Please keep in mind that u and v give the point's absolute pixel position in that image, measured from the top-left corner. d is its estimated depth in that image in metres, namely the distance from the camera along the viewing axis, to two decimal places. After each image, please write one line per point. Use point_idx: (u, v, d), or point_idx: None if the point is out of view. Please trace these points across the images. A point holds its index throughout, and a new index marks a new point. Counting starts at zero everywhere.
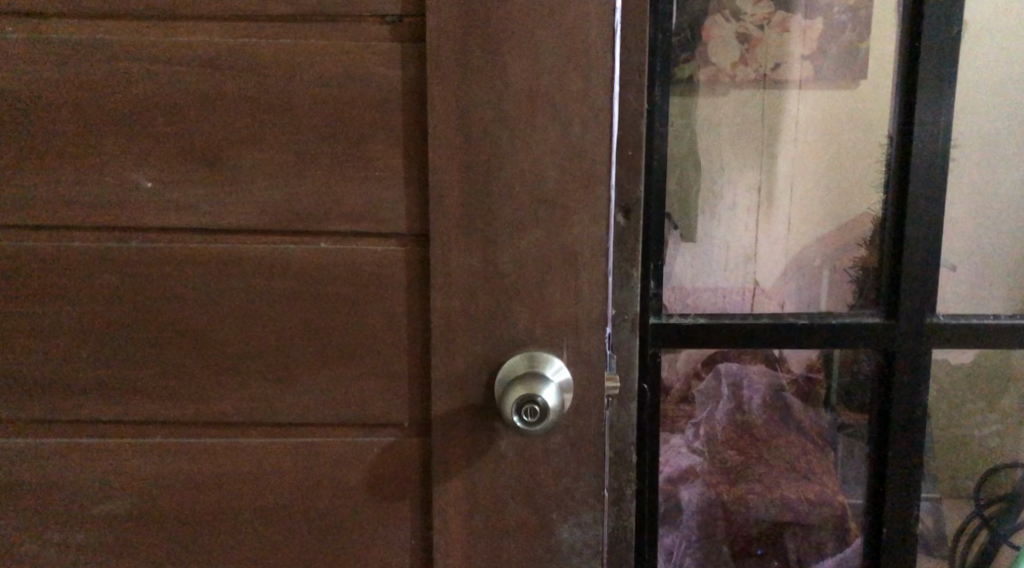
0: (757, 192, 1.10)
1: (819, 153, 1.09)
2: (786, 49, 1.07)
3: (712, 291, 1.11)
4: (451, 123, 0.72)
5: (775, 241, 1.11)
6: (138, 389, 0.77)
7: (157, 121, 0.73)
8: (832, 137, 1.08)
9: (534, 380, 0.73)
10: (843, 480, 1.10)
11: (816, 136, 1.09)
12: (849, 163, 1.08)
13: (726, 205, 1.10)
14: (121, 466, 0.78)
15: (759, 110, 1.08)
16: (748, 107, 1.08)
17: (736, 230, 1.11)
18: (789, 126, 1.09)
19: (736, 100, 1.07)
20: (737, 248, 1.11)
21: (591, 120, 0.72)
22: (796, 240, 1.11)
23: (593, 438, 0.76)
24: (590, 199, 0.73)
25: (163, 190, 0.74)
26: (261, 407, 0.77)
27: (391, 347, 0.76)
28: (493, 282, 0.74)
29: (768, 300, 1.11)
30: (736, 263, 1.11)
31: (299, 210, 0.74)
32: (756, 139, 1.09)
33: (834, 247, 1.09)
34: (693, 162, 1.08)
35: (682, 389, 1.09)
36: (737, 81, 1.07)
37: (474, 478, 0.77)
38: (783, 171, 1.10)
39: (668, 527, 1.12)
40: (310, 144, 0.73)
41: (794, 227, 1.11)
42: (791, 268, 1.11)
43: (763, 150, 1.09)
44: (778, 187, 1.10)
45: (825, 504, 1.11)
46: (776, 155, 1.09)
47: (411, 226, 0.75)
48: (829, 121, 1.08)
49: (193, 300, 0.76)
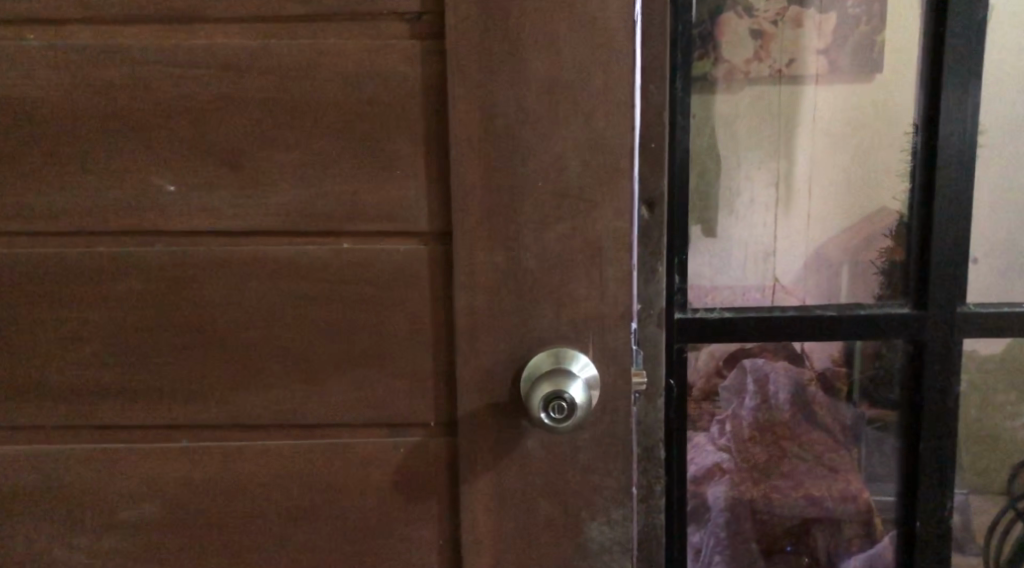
0: (774, 188, 1.10)
1: (837, 149, 1.08)
2: (800, 43, 1.08)
3: (731, 287, 1.10)
4: (472, 119, 0.72)
5: (793, 239, 1.11)
6: (165, 394, 0.77)
7: (177, 123, 0.73)
8: (849, 133, 1.08)
9: (560, 376, 0.72)
10: (870, 477, 1.09)
11: (832, 133, 1.08)
12: (869, 157, 1.07)
13: (744, 202, 1.10)
14: (148, 471, 0.78)
15: (776, 107, 1.09)
16: (764, 103, 1.08)
17: (755, 227, 1.11)
18: (805, 122, 1.09)
19: (753, 95, 1.08)
20: (756, 245, 1.11)
21: (613, 113, 0.72)
22: (816, 235, 1.11)
23: (621, 434, 0.75)
24: (614, 193, 0.73)
25: (186, 193, 0.74)
26: (288, 410, 0.77)
27: (416, 346, 0.76)
28: (517, 278, 0.74)
29: (788, 297, 1.11)
30: (755, 260, 1.11)
31: (321, 210, 0.74)
32: (774, 133, 1.09)
33: (855, 241, 1.09)
34: (714, 155, 1.07)
35: (707, 382, 1.07)
36: (755, 77, 1.08)
37: (501, 476, 0.76)
38: (802, 167, 1.09)
39: (696, 526, 1.10)
40: (331, 144, 0.73)
41: (813, 224, 1.11)
42: (810, 265, 1.11)
43: (780, 144, 1.09)
44: (796, 184, 1.10)
45: (851, 499, 1.10)
46: (794, 149, 1.09)
47: (434, 224, 0.74)
48: (846, 116, 1.08)
49: (216, 303, 0.76)
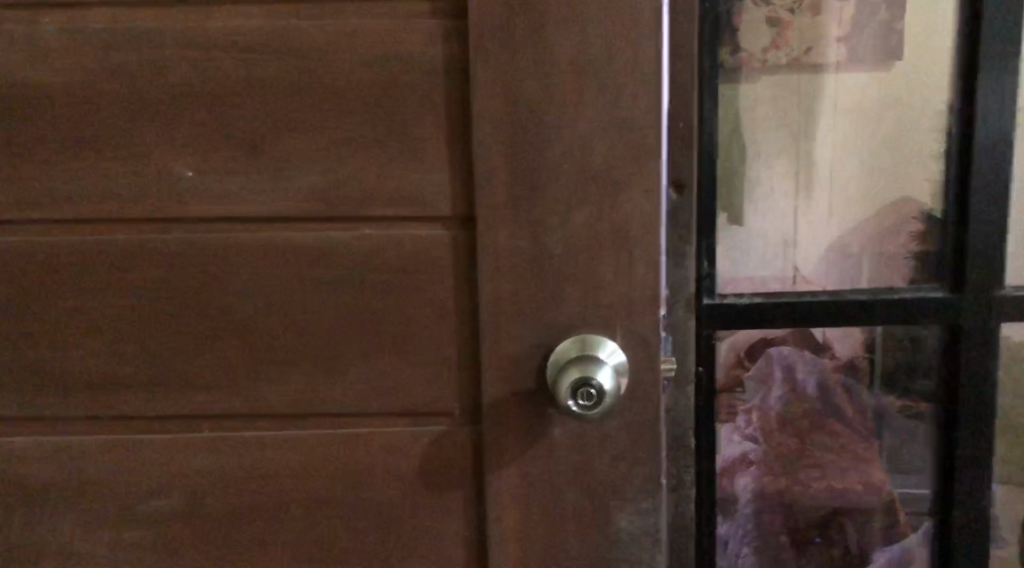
0: (795, 176, 1.05)
1: (858, 137, 1.04)
2: (820, 28, 1.02)
3: (752, 280, 1.05)
4: (496, 100, 0.70)
5: (814, 228, 1.07)
6: (185, 383, 0.76)
7: (195, 108, 0.72)
8: (873, 117, 1.04)
9: (588, 362, 0.70)
10: (903, 465, 1.07)
11: (853, 121, 1.04)
12: (896, 141, 1.04)
13: (763, 192, 1.05)
14: (169, 462, 0.77)
15: (795, 94, 1.03)
16: (783, 90, 1.03)
17: (774, 218, 1.06)
18: (826, 109, 1.04)
19: (773, 82, 1.03)
20: (775, 235, 1.06)
21: (641, 92, 0.70)
22: (838, 223, 1.07)
23: (650, 422, 0.74)
24: (641, 174, 0.71)
25: (204, 178, 0.73)
26: (310, 399, 0.76)
27: (439, 334, 0.74)
28: (542, 264, 0.72)
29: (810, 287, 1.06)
30: (775, 250, 1.06)
31: (342, 195, 0.73)
32: (793, 121, 1.04)
33: (881, 227, 1.06)
34: (738, 142, 1.03)
35: (733, 371, 1.04)
36: (770, 66, 1.02)
37: (527, 466, 0.75)
38: (822, 155, 1.05)
39: (724, 518, 1.08)
40: (352, 127, 0.72)
41: (835, 211, 1.06)
42: (831, 255, 1.07)
43: (799, 134, 1.04)
44: (817, 171, 1.05)
45: (878, 491, 1.08)
46: (813, 139, 1.04)
47: (457, 208, 0.73)
48: (869, 101, 1.03)
49: (235, 291, 0.74)
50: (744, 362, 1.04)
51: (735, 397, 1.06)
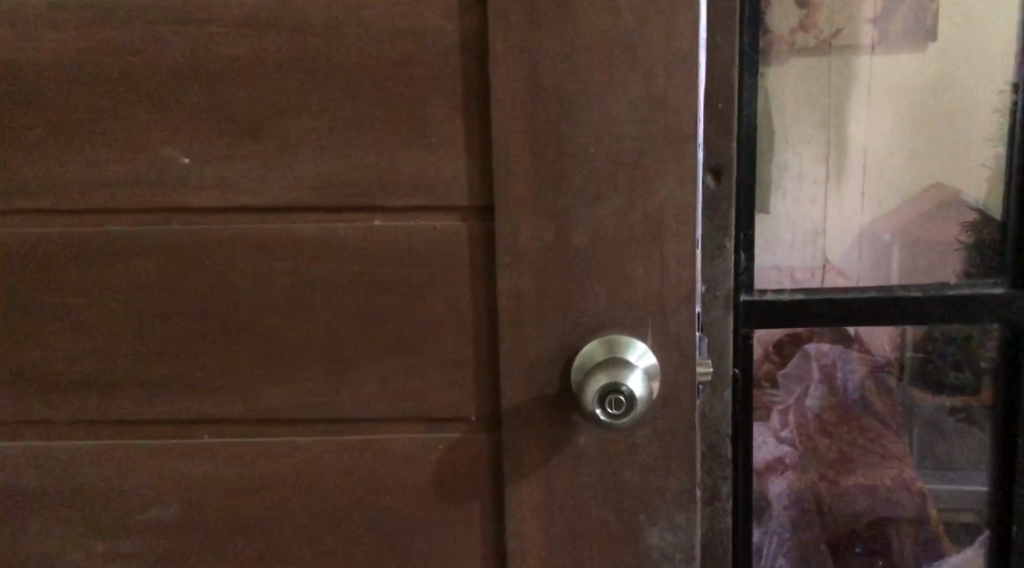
0: (824, 163, 1.00)
1: (893, 122, 0.98)
2: (850, 11, 0.96)
3: (779, 269, 0.99)
4: (517, 78, 0.64)
5: (845, 216, 1.01)
6: (183, 386, 0.71)
7: (193, 88, 0.67)
8: (912, 101, 0.97)
9: (617, 366, 0.64)
10: (959, 472, 1.00)
11: (888, 105, 0.98)
12: (937, 126, 0.97)
13: (791, 179, 0.99)
14: (167, 470, 0.72)
15: (825, 76, 0.97)
16: (813, 71, 0.97)
17: (803, 205, 1.00)
18: (859, 92, 0.98)
19: (804, 66, 0.96)
20: (804, 224, 1.01)
21: (677, 70, 0.64)
22: (870, 210, 1.00)
23: (684, 431, 0.68)
24: (676, 160, 0.65)
25: (202, 166, 0.67)
26: (317, 403, 0.70)
27: (455, 333, 0.69)
28: (567, 259, 0.66)
29: (841, 279, 1.01)
30: (803, 240, 1.00)
31: (350, 183, 0.67)
32: (824, 106, 0.98)
33: (922, 216, 0.99)
34: (767, 126, 0.97)
35: (769, 367, 1.00)
36: (797, 49, 0.96)
37: (551, 477, 0.69)
38: (854, 140, 0.99)
39: (759, 524, 1.02)
40: (360, 109, 0.66)
41: (867, 198, 1.00)
42: (861, 244, 1.01)
43: (829, 118, 0.98)
44: (848, 157, 0.99)
45: (932, 499, 1.01)
46: (844, 123, 0.99)
47: (474, 198, 0.67)
48: (908, 84, 0.97)
49: (236, 287, 0.69)
50: (771, 356, 1.00)
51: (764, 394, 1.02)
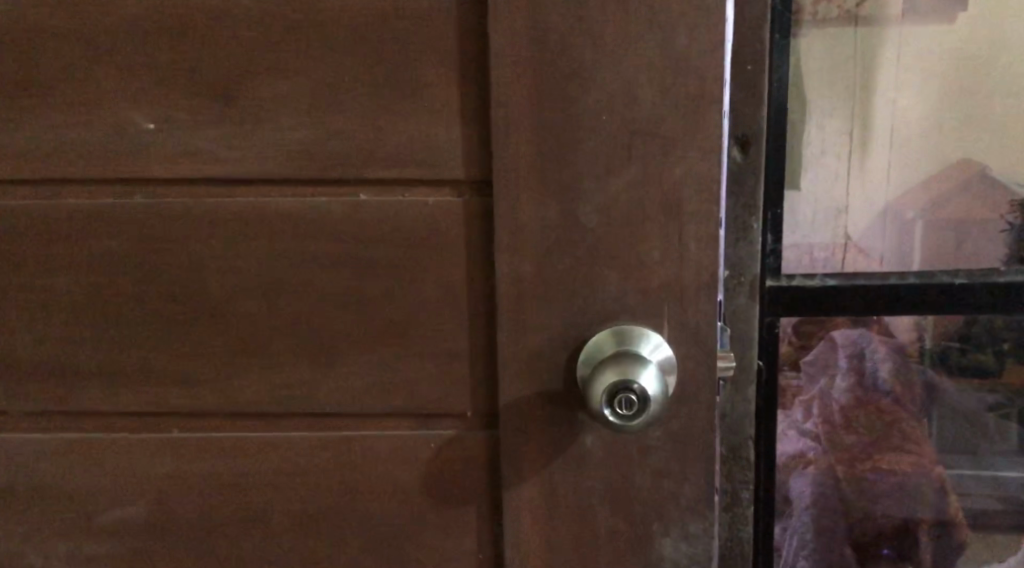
0: (847, 138, 0.87)
1: (925, 95, 0.85)
2: None
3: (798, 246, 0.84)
4: (519, 36, 0.57)
5: (870, 194, 0.88)
6: (149, 375, 0.64)
7: (159, 45, 0.60)
8: (949, 73, 0.84)
9: (628, 361, 0.58)
10: (1004, 467, 0.90)
11: (919, 78, 0.85)
12: (973, 102, 0.85)
13: (812, 155, 0.86)
14: (132, 465, 0.66)
15: (850, 42, 0.84)
16: (836, 39, 0.84)
17: (824, 182, 0.87)
18: (888, 61, 0.85)
19: (826, 37, 0.84)
20: (825, 202, 0.87)
21: (701, 27, 0.56)
22: (898, 187, 0.87)
23: (702, 433, 0.61)
24: (699, 130, 0.57)
25: (168, 132, 0.61)
26: (297, 396, 0.64)
27: (449, 321, 0.62)
28: (573, 240, 0.59)
29: (863, 259, 0.86)
30: (825, 218, 0.87)
31: (332, 152, 0.60)
32: (848, 77, 0.86)
33: (956, 194, 0.86)
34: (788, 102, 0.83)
35: (790, 350, 0.86)
36: (820, 19, 0.83)
37: (554, 481, 0.62)
38: (881, 113, 0.86)
39: (781, 522, 0.89)
40: (344, 70, 0.59)
41: (895, 175, 0.87)
42: (890, 224, 0.87)
43: (854, 91, 0.86)
44: (875, 131, 0.87)
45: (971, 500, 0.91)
46: (871, 97, 0.86)
47: (470, 171, 0.60)
48: (945, 54, 0.84)
49: (205, 266, 0.62)
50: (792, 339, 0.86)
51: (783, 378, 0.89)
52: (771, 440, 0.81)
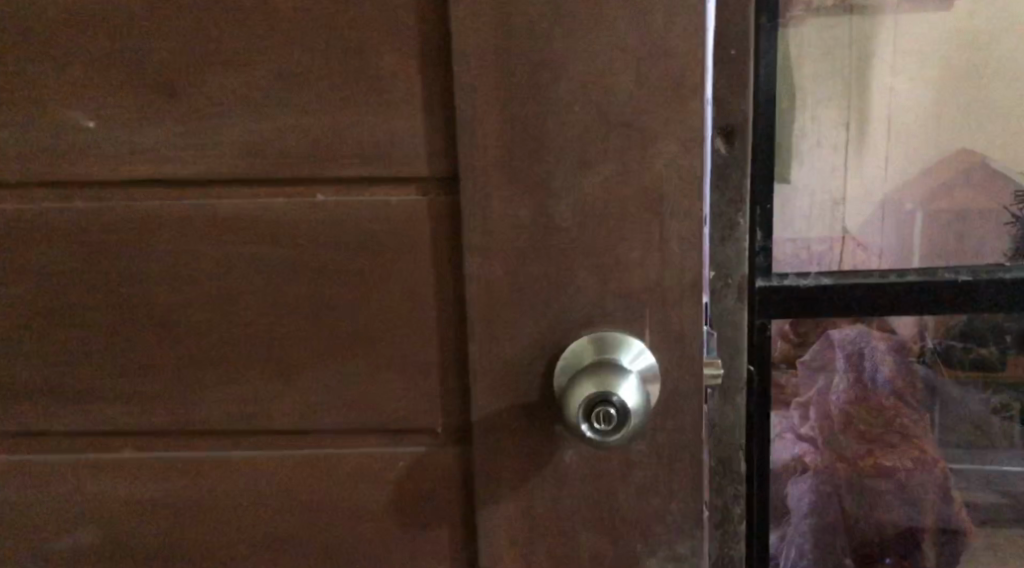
0: (844, 128, 0.81)
1: (923, 83, 0.81)
2: None
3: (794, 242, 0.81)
4: (483, 20, 0.53)
5: (868, 184, 0.83)
6: (97, 392, 0.60)
7: (97, 36, 0.55)
8: (950, 58, 0.80)
9: (608, 371, 0.53)
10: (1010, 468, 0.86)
11: (917, 65, 0.80)
12: (973, 90, 0.80)
13: (810, 146, 0.81)
14: (82, 488, 0.62)
15: (844, 28, 0.80)
16: (831, 25, 0.79)
17: (822, 174, 0.82)
18: (885, 46, 0.80)
19: (822, 24, 0.79)
20: (823, 195, 0.82)
21: (678, 7, 0.52)
22: (897, 177, 0.83)
23: (689, 445, 0.57)
24: (679, 120, 0.53)
25: (110, 131, 0.56)
26: (254, 412, 0.60)
27: (416, 329, 0.58)
28: (546, 241, 0.55)
29: (863, 252, 0.82)
30: (822, 210, 0.82)
31: (286, 149, 0.56)
32: (846, 65, 0.80)
33: (956, 184, 0.82)
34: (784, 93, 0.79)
35: (786, 348, 0.81)
36: (813, 8, 0.78)
37: (531, 500, 0.58)
38: (880, 102, 0.81)
39: (778, 530, 0.85)
40: (295, 60, 0.55)
41: (894, 165, 0.82)
42: (888, 216, 0.82)
43: (852, 79, 0.81)
44: (873, 121, 0.82)
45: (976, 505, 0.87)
46: (869, 86, 0.81)
47: (435, 168, 0.56)
48: (945, 39, 0.80)
49: (153, 275, 0.58)
50: (789, 335, 0.81)
51: (781, 376, 0.84)
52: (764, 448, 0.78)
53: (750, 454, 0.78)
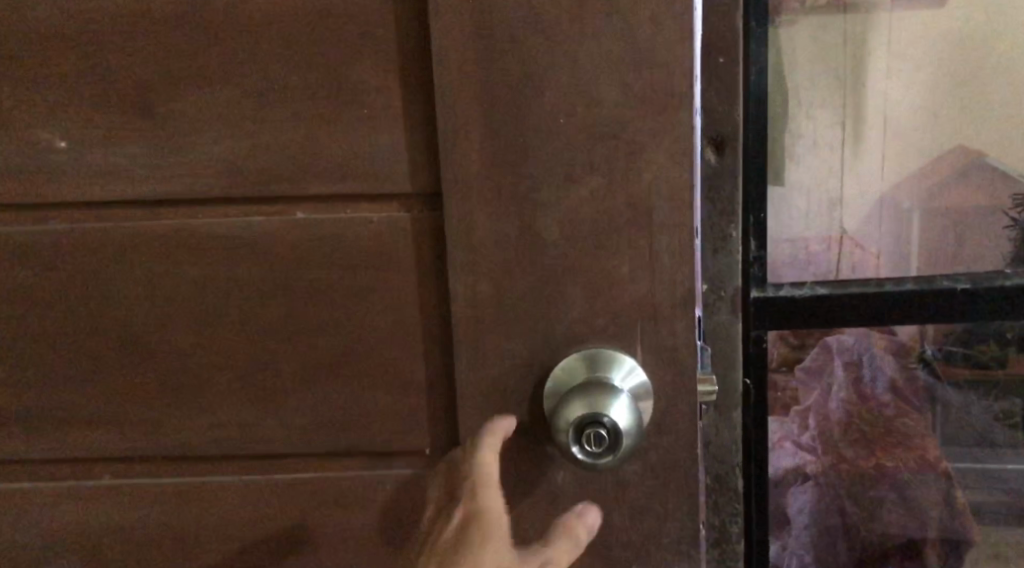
0: (840, 127, 0.80)
1: (919, 81, 0.79)
2: None
3: (791, 243, 0.79)
4: (463, 31, 0.51)
5: (866, 183, 0.81)
6: (75, 418, 0.59)
7: (67, 54, 0.54)
8: (946, 55, 0.78)
9: (598, 392, 0.52)
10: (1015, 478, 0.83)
11: (913, 63, 0.79)
12: (971, 89, 0.78)
13: (804, 146, 0.80)
14: (62, 516, 0.60)
15: (838, 26, 0.78)
16: (824, 23, 0.78)
17: (817, 173, 0.80)
18: (880, 44, 0.79)
19: (816, 23, 0.78)
20: (818, 194, 0.80)
21: (664, 16, 0.50)
22: (895, 177, 0.81)
23: (683, 465, 0.55)
24: (667, 131, 0.51)
25: (83, 151, 0.55)
26: (236, 437, 0.58)
27: (401, 349, 0.56)
28: (534, 257, 0.53)
29: (862, 252, 0.80)
30: (818, 210, 0.80)
31: (263, 167, 0.54)
32: (840, 64, 0.79)
33: (955, 185, 0.80)
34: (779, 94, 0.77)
35: (785, 351, 0.80)
36: (807, 7, 0.77)
37: (522, 522, 0.56)
38: (874, 101, 0.80)
39: (778, 540, 0.83)
40: (270, 76, 0.53)
41: (892, 165, 0.81)
42: (886, 216, 0.80)
43: (846, 78, 0.80)
44: (868, 120, 0.80)
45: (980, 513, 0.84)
46: (863, 84, 0.80)
47: (417, 183, 0.54)
48: (941, 36, 0.78)
49: (129, 297, 0.57)
50: (788, 339, 0.79)
51: (780, 381, 0.82)
52: (762, 463, 0.75)
53: (749, 471, 0.75)
